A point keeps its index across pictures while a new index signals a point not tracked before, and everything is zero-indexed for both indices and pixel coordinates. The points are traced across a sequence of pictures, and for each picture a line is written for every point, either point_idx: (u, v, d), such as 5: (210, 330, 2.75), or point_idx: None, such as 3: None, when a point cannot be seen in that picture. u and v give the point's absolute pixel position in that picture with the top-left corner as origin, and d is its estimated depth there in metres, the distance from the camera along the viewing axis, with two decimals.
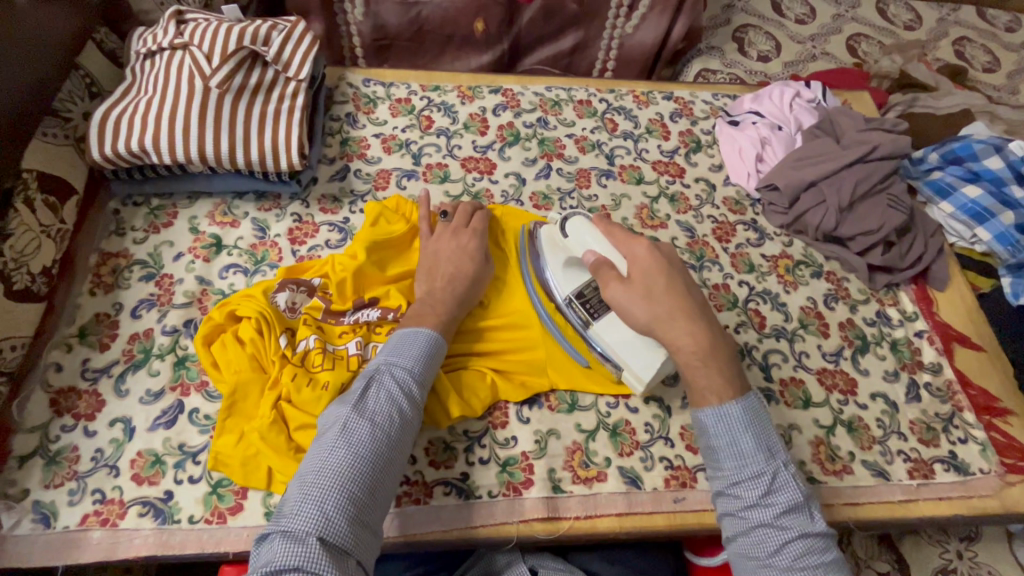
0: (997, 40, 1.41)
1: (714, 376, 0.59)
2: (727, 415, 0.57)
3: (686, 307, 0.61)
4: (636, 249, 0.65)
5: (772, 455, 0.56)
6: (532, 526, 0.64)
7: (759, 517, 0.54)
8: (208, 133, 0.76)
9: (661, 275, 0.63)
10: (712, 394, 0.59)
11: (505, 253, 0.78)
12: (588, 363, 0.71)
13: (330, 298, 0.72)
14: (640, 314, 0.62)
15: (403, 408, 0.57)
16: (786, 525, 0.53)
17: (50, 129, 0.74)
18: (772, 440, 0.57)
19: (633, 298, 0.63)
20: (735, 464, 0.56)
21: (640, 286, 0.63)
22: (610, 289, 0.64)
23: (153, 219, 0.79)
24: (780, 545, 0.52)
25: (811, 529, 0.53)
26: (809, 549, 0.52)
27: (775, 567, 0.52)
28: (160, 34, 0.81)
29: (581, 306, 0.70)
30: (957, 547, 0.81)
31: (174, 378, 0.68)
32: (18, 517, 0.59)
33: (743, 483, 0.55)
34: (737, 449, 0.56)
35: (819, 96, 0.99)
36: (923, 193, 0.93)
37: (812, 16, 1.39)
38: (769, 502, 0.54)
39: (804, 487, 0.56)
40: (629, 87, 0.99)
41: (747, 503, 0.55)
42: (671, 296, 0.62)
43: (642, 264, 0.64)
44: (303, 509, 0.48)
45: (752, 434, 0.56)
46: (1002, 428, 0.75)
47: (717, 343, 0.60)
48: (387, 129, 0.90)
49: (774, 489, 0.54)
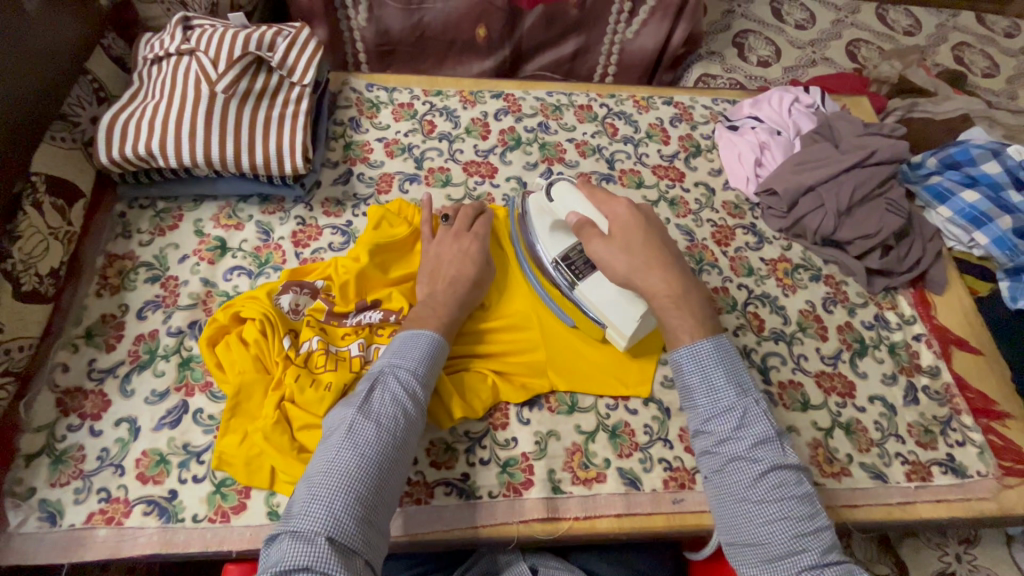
0: (996, 45, 1.42)
1: (686, 318, 0.61)
2: (699, 351, 0.59)
3: (661, 257, 0.63)
4: (617, 208, 0.67)
5: (744, 391, 0.57)
6: (533, 526, 0.64)
7: (732, 450, 0.55)
8: (213, 137, 0.77)
9: (638, 229, 0.65)
10: (685, 335, 0.60)
11: (504, 252, 0.79)
12: (575, 323, 0.73)
13: (333, 300, 0.73)
14: (618, 267, 0.64)
15: (408, 409, 0.58)
16: (758, 457, 0.54)
17: (59, 133, 0.75)
18: (744, 377, 0.58)
19: (612, 249, 0.64)
20: (708, 400, 0.58)
21: (619, 239, 0.65)
22: (592, 245, 0.66)
23: (159, 222, 0.80)
24: (755, 477, 0.54)
25: (782, 461, 0.54)
26: (781, 480, 0.53)
27: (750, 501, 0.53)
28: (167, 40, 0.82)
29: (567, 268, 0.72)
30: (956, 550, 0.82)
31: (179, 379, 0.69)
32: (24, 515, 0.60)
33: (717, 418, 0.57)
34: (711, 386, 0.58)
35: (818, 102, 0.99)
36: (921, 198, 0.93)
37: (812, 22, 1.40)
38: (741, 436, 0.55)
39: (777, 424, 0.57)
40: (629, 92, 1.00)
41: (720, 438, 0.56)
42: (648, 247, 0.64)
43: (622, 220, 0.66)
44: (311, 509, 0.49)
45: (724, 370, 0.58)
46: (1000, 431, 0.76)
47: (689, 290, 0.62)
48: (390, 133, 0.91)
49: (746, 424, 0.56)
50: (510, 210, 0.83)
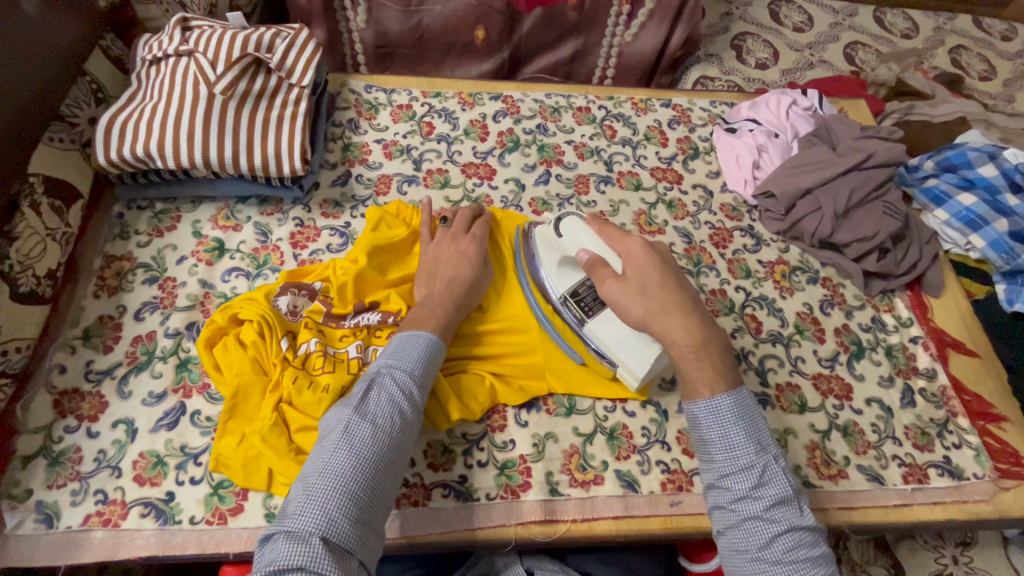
0: (992, 48, 1.42)
1: (706, 369, 0.60)
2: (718, 407, 0.58)
3: (679, 302, 0.62)
4: (631, 247, 0.66)
5: (763, 448, 0.57)
6: (530, 528, 0.64)
7: (748, 509, 0.55)
8: (211, 139, 0.76)
9: (655, 271, 0.64)
10: (704, 386, 0.59)
11: (501, 256, 0.79)
12: (584, 360, 0.72)
13: (331, 302, 0.73)
14: (634, 311, 0.63)
15: (404, 409, 0.58)
16: (775, 519, 0.54)
17: (57, 134, 0.75)
18: (763, 433, 0.58)
19: (627, 293, 0.64)
20: (726, 456, 0.57)
21: (634, 282, 0.64)
22: (606, 286, 0.65)
23: (157, 223, 0.80)
24: (769, 539, 0.53)
25: (799, 522, 0.54)
26: (797, 542, 0.53)
27: (764, 561, 0.53)
28: (165, 41, 0.82)
29: (576, 304, 0.72)
30: (952, 552, 0.82)
31: (177, 380, 0.69)
32: (21, 516, 0.60)
33: (733, 475, 0.56)
34: (728, 442, 0.57)
35: (816, 104, 1.00)
36: (918, 200, 0.94)
37: (810, 25, 1.40)
38: (757, 494, 0.55)
39: (795, 482, 0.56)
40: (627, 95, 1.01)
41: (736, 495, 0.56)
42: (666, 291, 0.63)
43: (637, 261, 0.65)
44: (306, 509, 0.49)
45: (742, 426, 0.57)
46: (996, 434, 0.76)
47: (711, 338, 0.61)
48: (389, 135, 0.91)
49: (763, 483, 0.55)
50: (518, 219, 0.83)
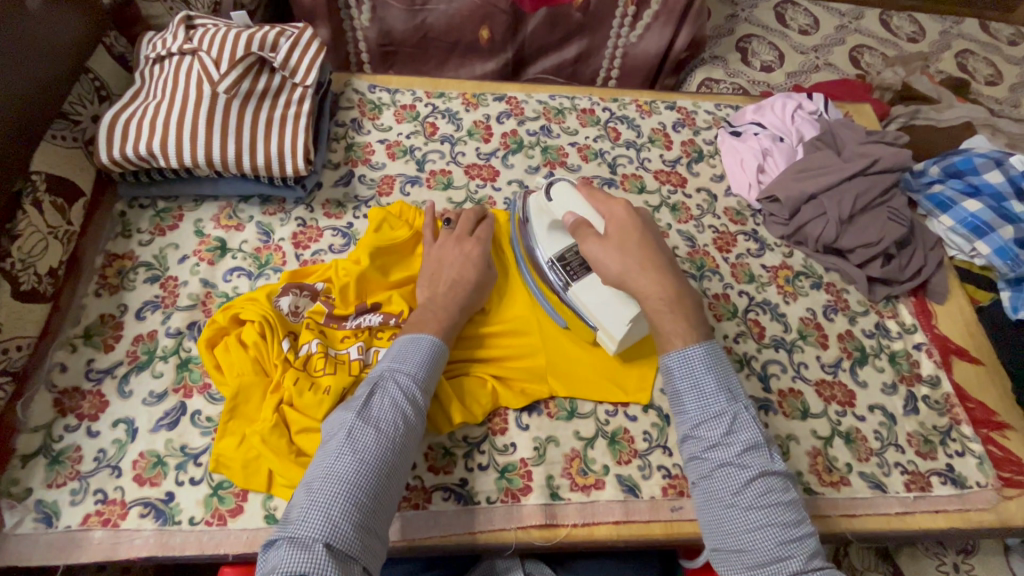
0: (1000, 53, 1.41)
1: (680, 322, 0.61)
2: (689, 357, 0.59)
3: (656, 260, 0.63)
4: (615, 208, 0.67)
5: (734, 397, 0.57)
6: (530, 532, 0.64)
7: (721, 456, 0.55)
8: (215, 138, 0.76)
9: (635, 230, 0.65)
10: (678, 338, 0.60)
11: (503, 256, 0.79)
12: (567, 324, 0.73)
13: (332, 302, 0.73)
14: (612, 267, 0.64)
15: (407, 413, 0.57)
16: (747, 463, 0.54)
17: (59, 131, 0.75)
18: (733, 383, 0.59)
19: (607, 250, 0.64)
20: (698, 404, 0.58)
21: (615, 240, 0.65)
22: (586, 244, 0.66)
23: (159, 221, 0.80)
24: (743, 484, 0.53)
25: (770, 467, 0.54)
26: (770, 486, 0.53)
27: (737, 506, 0.53)
28: (169, 39, 0.81)
29: (563, 268, 0.72)
30: (954, 560, 0.81)
31: (177, 380, 0.69)
32: (20, 516, 0.60)
33: (707, 424, 0.57)
34: (701, 391, 0.58)
35: (821, 109, 0.99)
36: (924, 207, 0.93)
37: (816, 27, 1.40)
38: (730, 441, 0.55)
39: (765, 431, 0.57)
40: (632, 97, 1.00)
41: (709, 444, 0.56)
42: (643, 249, 0.64)
43: (619, 221, 0.66)
44: (309, 514, 0.49)
45: (714, 377, 0.58)
46: (1000, 443, 0.76)
47: (684, 292, 0.62)
48: (392, 135, 0.91)
49: (735, 430, 0.56)
50: (511, 214, 0.82)
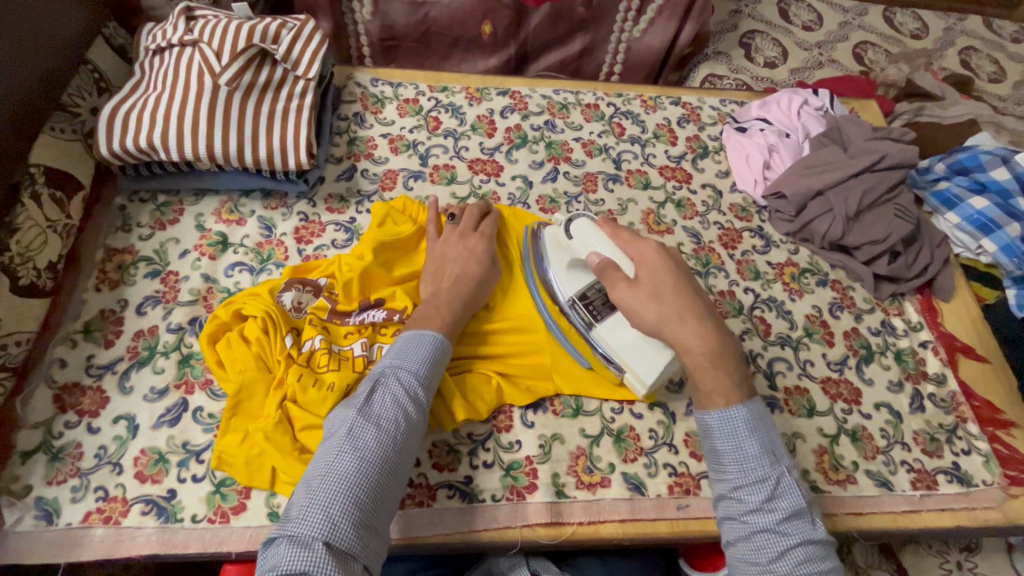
0: (1002, 50, 1.41)
1: (722, 378, 0.60)
2: (731, 417, 0.58)
3: (693, 308, 0.62)
4: (646, 251, 0.66)
5: (776, 460, 0.57)
6: (536, 530, 0.64)
7: (762, 521, 0.54)
8: (217, 131, 0.75)
9: (669, 275, 0.64)
10: (720, 396, 0.59)
11: (510, 262, 0.77)
12: (591, 364, 0.71)
13: (336, 298, 0.72)
14: (647, 315, 0.63)
15: (409, 411, 0.57)
16: (787, 531, 0.54)
17: (58, 123, 0.74)
18: (776, 445, 0.58)
19: (642, 298, 0.63)
20: (739, 468, 0.57)
21: (648, 286, 0.63)
22: (618, 289, 0.65)
23: (159, 216, 0.79)
24: (782, 551, 0.53)
25: (811, 536, 0.54)
26: (809, 555, 0.53)
27: (774, 573, 0.53)
28: (170, 30, 0.80)
29: (585, 308, 0.71)
30: (957, 558, 0.81)
31: (179, 376, 0.68)
32: (20, 513, 0.59)
33: (746, 487, 0.56)
34: (742, 453, 0.57)
35: (827, 104, 0.98)
36: (930, 204, 0.93)
37: (819, 23, 1.39)
38: (771, 507, 0.55)
39: (806, 494, 0.57)
40: (636, 92, 0.99)
41: (749, 507, 0.55)
42: (679, 296, 0.63)
43: (651, 265, 0.65)
44: (309, 513, 0.48)
45: (757, 438, 0.57)
46: (1005, 440, 0.76)
47: (724, 344, 0.61)
48: (395, 129, 0.90)
49: (777, 495, 0.55)
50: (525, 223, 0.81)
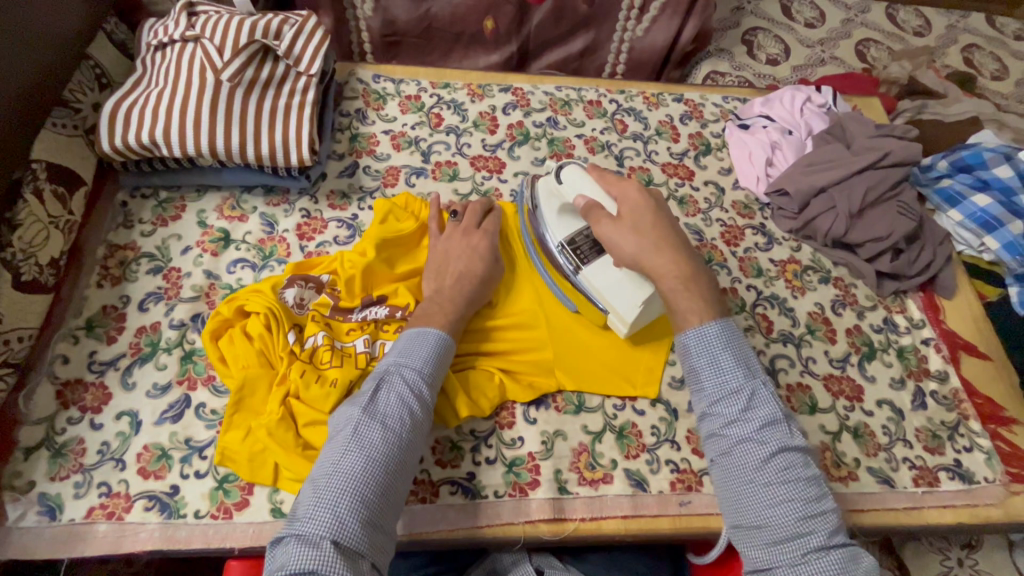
0: (1006, 48, 1.41)
1: (694, 300, 0.62)
2: (705, 334, 0.60)
3: (669, 239, 0.65)
4: (628, 190, 0.68)
5: (752, 373, 0.58)
6: (539, 527, 0.64)
7: (739, 432, 0.56)
8: (219, 127, 0.75)
9: (648, 211, 0.66)
10: (693, 316, 0.61)
11: (509, 236, 0.79)
12: (577, 309, 0.73)
13: (338, 295, 0.72)
14: (626, 247, 0.65)
15: (414, 409, 0.57)
16: (766, 439, 0.55)
17: (60, 120, 0.74)
18: (751, 360, 0.60)
19: (621, 231, 0.65)
20: (715, 381, 0.58)
21: (628, 221, 0.66)
22: (600, 224, 0.67)
23: (161, 212, 0.79)
24: (763, 459, 0.54)
25: (789, 443, 0.55)
26: (789, 462, 0.54)
27: (756, 482, 0.54)
28: (171, 26, 0.80)
29: (572, 252, 0.71)
30: (958, 555, 0.81)
31: (181, 372, 0.68)
32: (24, 508, 0.59)
33: (724, 401, 0.58)
34: (717, 367, 0.59)
35: (830, 102, 0.98)
36: (933, 201, 0.92)
37: (822, 21, 1.39)
38: (748, 417, 0.56)
39: (784, 408, 0.58)
40: (639, 88, 0.99)
41: (728, 420, 0.57)
42: (656, 229, 0.65)
43: (632, 202, 0.67)
44: (316, 512, 0.48)
45: (730, 352, 0.59)
46: (1007, 437, 0.76)
47: (697, 270, 0.64)
48: (397, 125, 0.90)
49: (753, 406, 0.57)
50: (519, 208, 0.81)
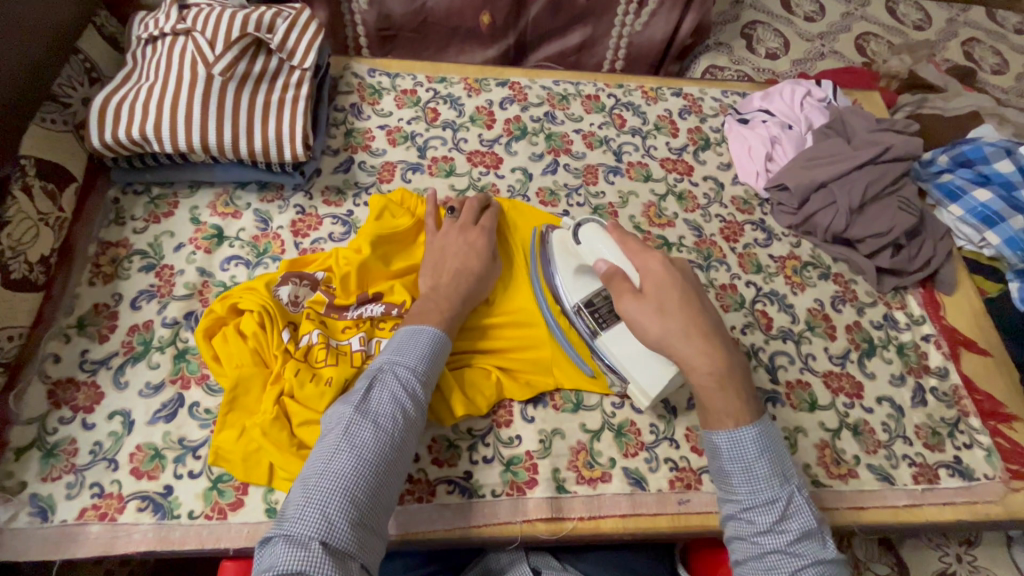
0: (1005, 42, 1.40)
1: (731, 400, 0.58)
2: (741, 440, 0.57)
3: (703, 326, 0.59)
4: (652, 262, 0.62)
5: (786, 480, 0.57)
6: (536, 526, 0.63)
7: (773, 542, 0.54)
8: (211, 122, 0.74)
9: (676, 288, 0.60)
10: (729, 418, 0.58)
11: (516, 271, 0.75)
12: (595, 373, 0.70)
13: (333, 292, 0.71)
14: (651, 330, 0.59)
15: (407, 409, 0.56)
16: (800, 552, 0.54)
17: (49, 115, 0.73)
18: (785, 464, 0.58)
19: (647, 313, 0.60)
20: (748, 489, 0.57)
21: (655, 300, 0.60)
22: (622, 301, 0.61)
23: (153, 209, 0.78)
24: (794, 571, 0.53)
25: (823, 556, 0.54)
26: (822, 575, 0.53)
27: None
28: (162, 19, 0.79)
29: (591, 315, 0.69)
30: (956, 551, 0.81)
31: (175, 371, 0.67)
32: (14, 509, 0.58)
33: (757, 509, 0.56)
34: (752, 475, 0.57)
35: (830, 96, 0.97)
36: (933, 196, 0.91)
37: (822, 14, 1.37)
38: (782, 527, 0.55)
39: (816, 513, 0.57)
40: (637, 83, 0.98)
41: (760, 529, 0.55)
42: (687, 312, 0.59)
43: (658, 277, 0.61)
44: (305, 512, 0.47)
45: (767, 458, 0.57)
46: (1007, 434, 0.75)
47: (733, 364, 0.59)
48: (392, 120, 0.89)
49: (788, 516, 0.55)
50: (533, 229, 0.78)
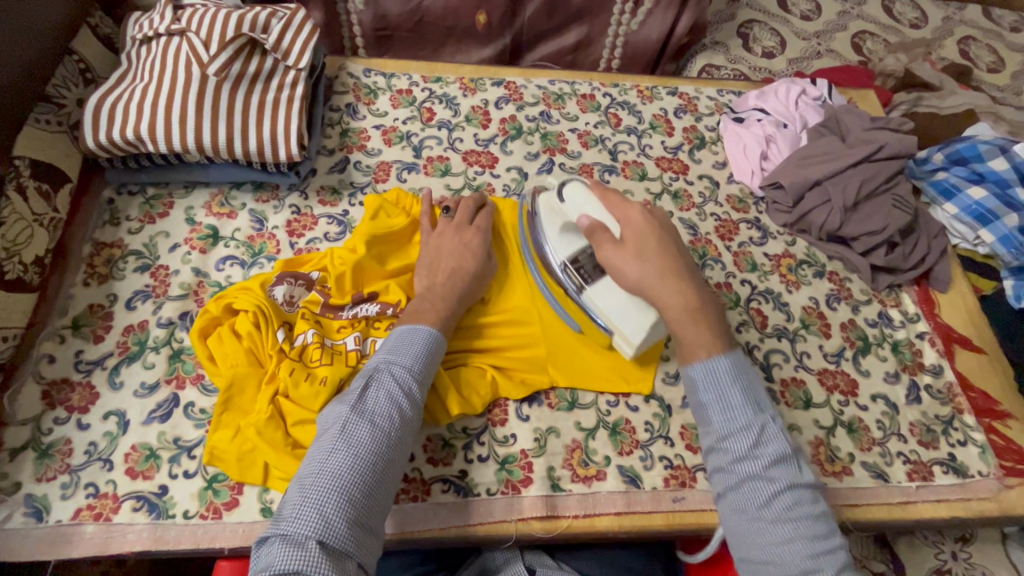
0: (1001, 40, 1.40)
1: (703, 333, 0.59)
2: (714, 368, 0.58)
3: (676, 268, 0.62)
4: (631, 213, 0.66)
5: (760, 410, 0.56)
6: (531, 524, 0.63)
7: (750, 468, 0.54)
8: (205, 122, 0.74)
9: (652, 234, 0.64)
10: (701, 349, 0.59)
11: (505, 240, 0.77)
12: (582, 329, 0.71)
13: (328, 292, 0.71)
14: (629, 273, 0.63)
15: (404, 407, 0.56)
16: (775, 476, 0.53)
17: (43, 115, 0.73)
18: (759, 395, 0.58)
19: (625, 257, 0.63)
20: (722, 416, 0.56)
21: (632, 247, 0.63)
22: (602, 249, 0.65)
23: (149, 209, 0.78)
24: (770, 497, 0.52)
25: (799, 480, 0.53)
26: (798, 501, 0.52)
27: (764, 520, 0.52)
28: (157, 20, 0.79)
29: (576, 271, 0.70)
30: (952, 548, 0.81)
31: (169, 371, 0.67)
32: (9, 510, 0.59)
33: (733, 436, 0.55)
34: (726, 404, 0.57)
35: (825, 94, 0.98)
36: (927, 194, 0.92)
37: (818, 13, 1.38)
38: (758, 453, 0.54)
39: (793, 443, 0.56)
40: (633, 82, 0.98)
41: (735, 457, 0.54)
42: (662, 256, 0.63)
43: (636, 226, 0.65)
44: (302, 512, 0.47)
45: (741, 389, 0.57)
46: (1001, 431, 0.75)
47: (704, 301, 0.61)
48: (388, 120, 0.89)
49: (762, 442, 0.55)
50: (518, 204, 0.80)
